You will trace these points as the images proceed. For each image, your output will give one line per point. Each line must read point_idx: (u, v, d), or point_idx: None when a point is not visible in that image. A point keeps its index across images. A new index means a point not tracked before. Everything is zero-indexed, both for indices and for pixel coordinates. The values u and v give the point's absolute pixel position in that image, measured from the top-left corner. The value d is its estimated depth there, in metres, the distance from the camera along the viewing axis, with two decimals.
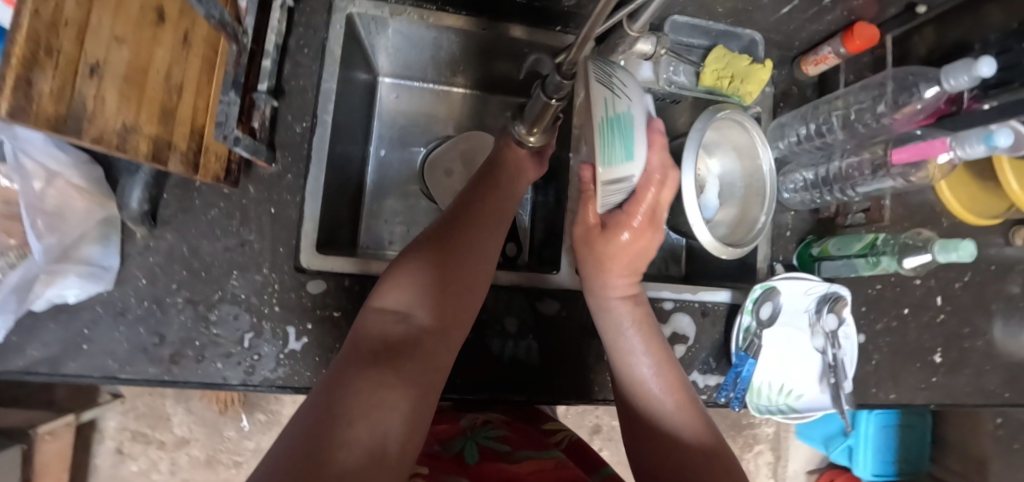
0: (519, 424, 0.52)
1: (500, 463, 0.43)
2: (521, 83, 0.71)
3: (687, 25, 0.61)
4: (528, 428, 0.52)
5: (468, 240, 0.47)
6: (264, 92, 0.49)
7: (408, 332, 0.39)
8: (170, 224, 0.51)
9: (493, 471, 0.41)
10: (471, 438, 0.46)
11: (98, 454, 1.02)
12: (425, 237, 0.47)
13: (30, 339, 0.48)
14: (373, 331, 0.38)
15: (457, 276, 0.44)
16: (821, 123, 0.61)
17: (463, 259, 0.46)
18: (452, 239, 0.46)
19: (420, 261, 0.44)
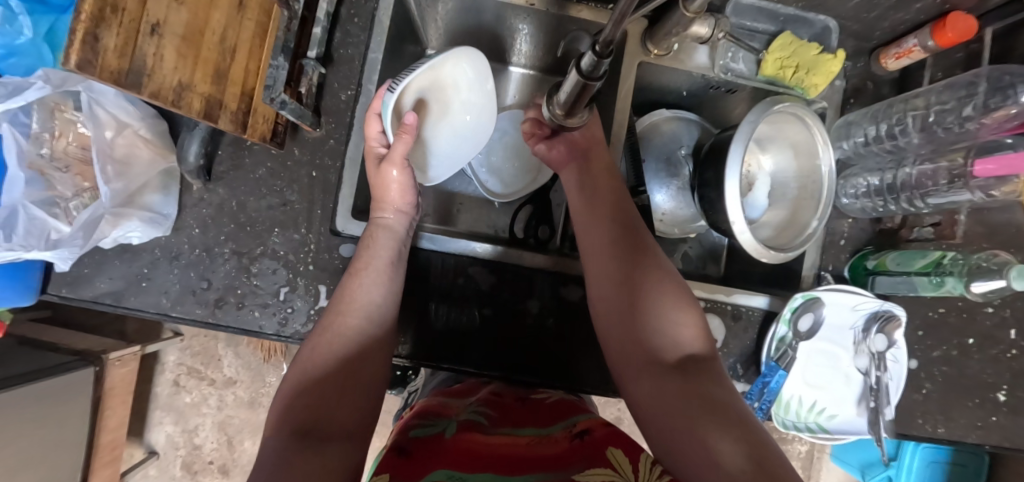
0: (504, 399, 0.52)
1: (477, 435, 0.44)
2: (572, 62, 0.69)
3: (753, 8, 0.56)
4: (517, 401, 0.52)
5: (377, 292, 0.49)
6: (313, 59, 0.51)
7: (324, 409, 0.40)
8: (223, 180, 0.54)
9: (471, 444, 0.42)
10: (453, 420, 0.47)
11: (159, 383, 1.14)
12: (335, 297, 0.48)
13: (100, 272, 0.53)
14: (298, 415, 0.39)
15: (367, 333, 0.46)
16: (894, 124, 0.55)
17: (374, 315, 0.48)
18: (363, 296, 0.48)
19: (330, 326, 0.46)
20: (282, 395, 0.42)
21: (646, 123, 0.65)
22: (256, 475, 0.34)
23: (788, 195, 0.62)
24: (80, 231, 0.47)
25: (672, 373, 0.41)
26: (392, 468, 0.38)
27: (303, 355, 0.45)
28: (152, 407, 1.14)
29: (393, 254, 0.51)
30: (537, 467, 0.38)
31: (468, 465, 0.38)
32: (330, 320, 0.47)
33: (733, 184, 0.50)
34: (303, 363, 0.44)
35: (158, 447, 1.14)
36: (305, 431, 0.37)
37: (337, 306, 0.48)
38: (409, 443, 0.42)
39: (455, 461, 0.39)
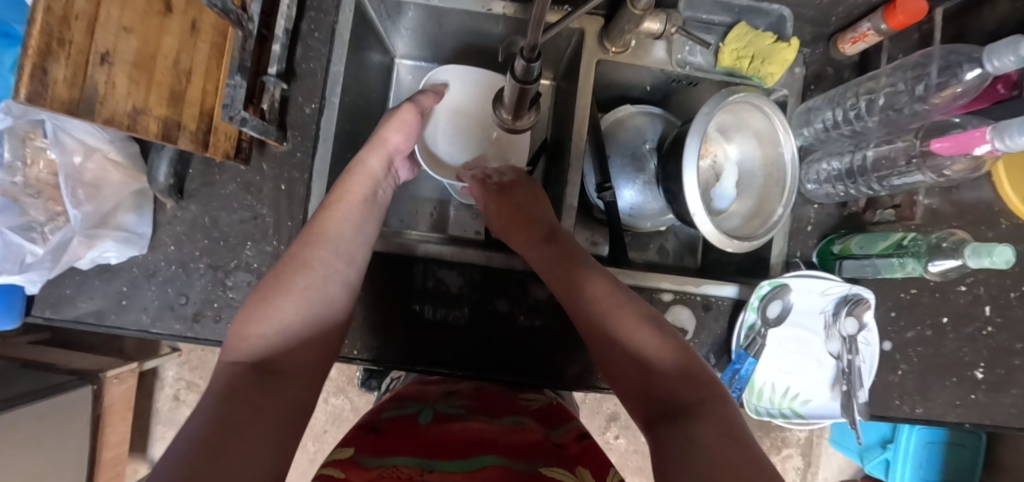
0: (490, 390, 0.54)
1: (451, 424, 0.44)
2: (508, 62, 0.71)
3: (707, 1, 0.57)
4: (500, 394, 0.53)
5: (349, 228, 0.50)
6: (273, 75, 0.52)
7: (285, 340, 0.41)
8: (195, 197, 0.56)
9: (441, 431, 0.43)
10: (429, 406, 0.48)
11: (159, 399, 1.16)
12: (308, 226, 0.49)
13: (80, 293, 0.55)
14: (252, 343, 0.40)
15: (337, 268, 0.47)
16: (850, 108, 0.56)
17: (346, 251, 0.49)
18: (334, 229, 0.49)
19: (294, 261, 0.46)
20: (233, 327, 0.41)
21: (610, 120, 0.66)
22: (205, 402, 0.35)
23: (755, 183, 0.62)
24: (49, 254, 0.50)
25: (675, 427, 0.37)
26: (356, 442, 0.40)
27: (253, 302, 0.43)
28: (154, 422, 1.16)
29: (368, 194, 0.53)
30: (493, 452, 0.39)
31: (431, 450, 0.39)
32: (297, 252, 0.47)
33: (690, 178, 0.51)
34: (264, 291, 0.44)
35: None
36: (260, 365, 0.38)
37: (308, 232, 0.49)
38: (381, 421, 0.44)
39: (422, 445, 0.40)
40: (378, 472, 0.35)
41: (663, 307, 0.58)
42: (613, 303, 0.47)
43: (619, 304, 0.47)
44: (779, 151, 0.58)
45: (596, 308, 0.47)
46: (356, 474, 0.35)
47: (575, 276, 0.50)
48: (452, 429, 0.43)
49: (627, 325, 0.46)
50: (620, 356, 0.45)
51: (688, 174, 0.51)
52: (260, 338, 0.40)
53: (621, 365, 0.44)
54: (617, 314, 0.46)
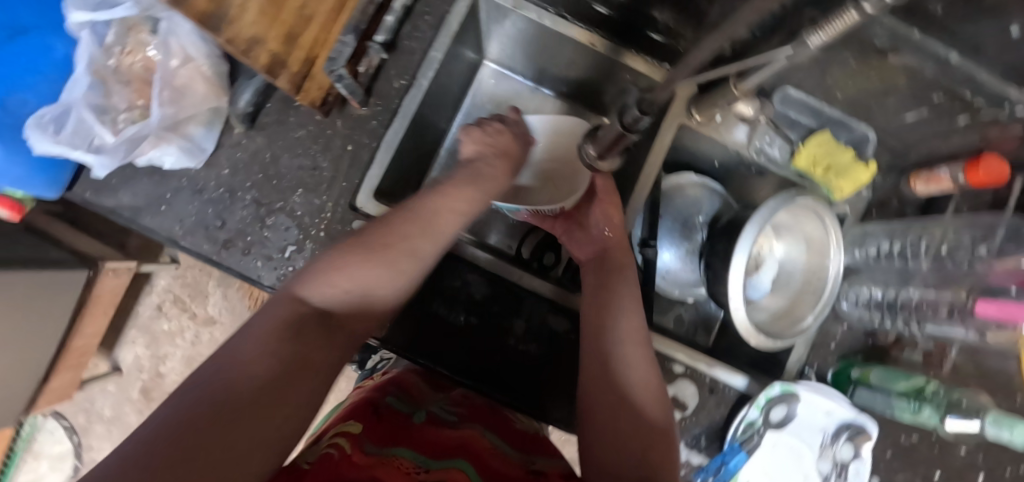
0: (477, 404, 0.54)
1: (442, 428, 0.43)
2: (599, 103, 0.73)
3: (800, 101, 0.58)
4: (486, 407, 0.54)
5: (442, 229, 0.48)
6: (378, 43, 0.54)
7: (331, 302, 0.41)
8: (264, 130, 0.57)
9: (433, 433, 0.42)
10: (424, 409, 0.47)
11: (142, 303, 1.19)
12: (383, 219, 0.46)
13: (125, 186, 0.56)
14: (317, 287, 0.41)
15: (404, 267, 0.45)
16: (907, 244, 0.56)
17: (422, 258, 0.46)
18: (413, 229, 0.46)
19: (383, 245, 0.44)
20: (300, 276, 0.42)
21: (671, 183, 0.66)
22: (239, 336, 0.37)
23: (791, 287, 0.63)
24: (120, 144, 0.51)
25: None
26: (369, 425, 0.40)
27: (320, 266, 0.42)
28: (129, 325, 1.19)
29: (457, 210, 0.50)
30: (461, 457, 0.38)
31: (444, 454, 0.38)
32: (379, 240, 0.44)
33: (740, 259, 0.53)
34: (332, 261, 0.43)
35: (124, 364, 1.19)
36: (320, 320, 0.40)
37: (387, 228, 0.45)
38: (383, 407, 0.44)
39: (419, 445, 0.39)
40: (381, 459, 0.34)
41: (671, 378, 0.58)
42: (622, 310, 0.49)
43: (628, 321, 0.48)
44: (825, 263, 0.59)
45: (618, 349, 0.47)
46: (361, 455, 0.34)
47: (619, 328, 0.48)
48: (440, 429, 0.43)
49: (619, 328, 0.48)
50: (612, 392, 0.45)
51: (737, 258, 0.54)
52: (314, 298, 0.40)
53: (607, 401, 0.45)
54: (624, 328, 0.48)
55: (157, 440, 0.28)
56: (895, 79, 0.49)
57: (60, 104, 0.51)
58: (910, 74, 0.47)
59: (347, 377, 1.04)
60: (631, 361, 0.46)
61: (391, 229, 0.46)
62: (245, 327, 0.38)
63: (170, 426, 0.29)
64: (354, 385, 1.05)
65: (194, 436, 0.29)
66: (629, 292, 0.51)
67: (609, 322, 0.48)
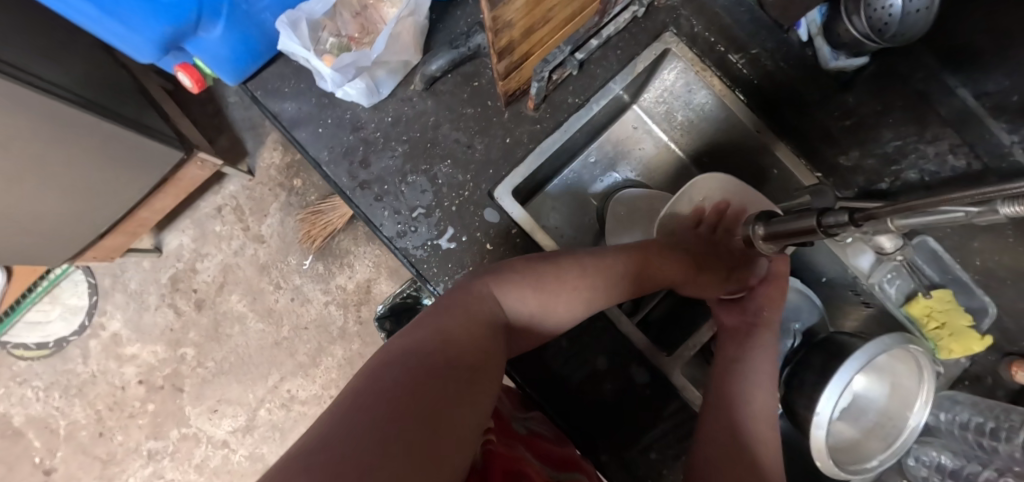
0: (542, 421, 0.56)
1: (548, 443, 0.48)
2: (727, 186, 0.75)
3: (932, 252, 0.60)
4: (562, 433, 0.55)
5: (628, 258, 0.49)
6: (577, 60, 0.57)
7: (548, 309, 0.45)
8: (438, 96, 0.60)
9: (543, 446, 0.46)
10: (516, 420, 0.50)
11: (207, 199, 1.22)
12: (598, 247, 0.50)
13: (294, 97, 0.60)
14: (524, 287, 0.44)
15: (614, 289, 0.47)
16: (999, 423, 0.55)
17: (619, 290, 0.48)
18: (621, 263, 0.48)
19: (576, 261, 0.47)
20: (513, 265, 0.45)
21: None
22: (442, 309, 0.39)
23: (861, 421, 0.62)
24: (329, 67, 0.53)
25: None
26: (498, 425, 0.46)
27: (530, 265, 0.45)
28: (187, 215, 1.22)
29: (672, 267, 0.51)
30: (575, 475, 0.44)
31: (562, 468, 0.44)
32: (575, 257, 0.47)
33: (837, 383, 0.52)
34: (555, 271, 0.45)
35: (166, 248, 1.21)
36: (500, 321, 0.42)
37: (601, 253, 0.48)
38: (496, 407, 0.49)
39: (538, 453, 0.44)
40: (520, 456, 0.41)
41: None
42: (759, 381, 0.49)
43: (760, 400, 0.49)
44: (907, 415, 0.59)
45: (749, 412, 0.48)
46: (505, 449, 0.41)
47: (744, 390, 0.49)
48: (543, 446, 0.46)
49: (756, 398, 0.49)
50: (736, 458, 0.46)
51: (832, 384, 0.52)
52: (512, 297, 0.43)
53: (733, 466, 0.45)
54: (759, 403, 0.49)
55: (398, 358, 0.32)
56: None
57: (299, 9, 0.53)
58: None
59: None
60: (761, 439, 0.47)
61: (584, 253, 0.48)
62: (451, 295, 0.42)
63: (410, 360, 0.32)
64: None
65: (408, 404, 0.28)
66: (769, 368, 0.50)
67: (745, 388, 0.49)
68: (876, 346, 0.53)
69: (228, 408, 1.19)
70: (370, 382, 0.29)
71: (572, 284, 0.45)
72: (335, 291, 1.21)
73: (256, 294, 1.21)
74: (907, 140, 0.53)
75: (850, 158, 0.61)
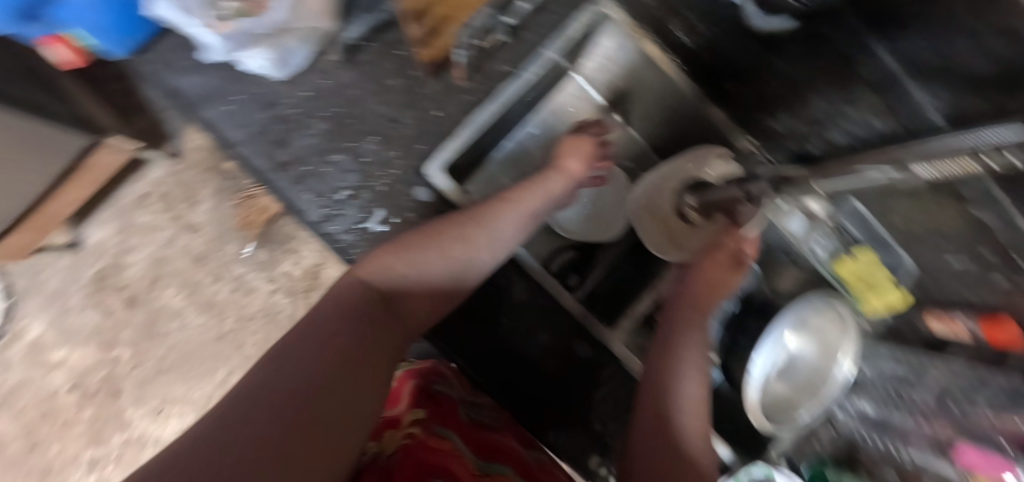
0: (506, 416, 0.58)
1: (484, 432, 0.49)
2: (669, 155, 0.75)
3: (859, 215, 0.61)
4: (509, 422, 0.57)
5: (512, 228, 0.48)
6: (504, 24, 0.54)
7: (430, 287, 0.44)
8: (359, 67, 0.56)
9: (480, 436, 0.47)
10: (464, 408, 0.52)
11: (130, 188, 1.13)
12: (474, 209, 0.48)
13: (200, 72, 0.55)
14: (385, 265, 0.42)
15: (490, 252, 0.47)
16: (914, 375, 0.60)
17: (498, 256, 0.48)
18: (492, 225, 0.47)
19: (452, 230, 0.46)
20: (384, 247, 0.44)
21: None
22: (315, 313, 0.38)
23: (793, 378, 0.65)
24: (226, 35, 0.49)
25: None
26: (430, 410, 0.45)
27: (410, 238, 0.45)
28: (108, 206, 1.12)
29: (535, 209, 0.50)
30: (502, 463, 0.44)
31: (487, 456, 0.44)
32: (452, 226, 0.46)
33: (763, 345, 0.56)
34: (425, 241, 0.45)
35: (88, 243, 1.12)
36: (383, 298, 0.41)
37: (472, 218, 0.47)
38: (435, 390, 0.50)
39: (470, 442, 0.44)
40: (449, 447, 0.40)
41: None
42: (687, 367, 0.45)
43: (691, 379, 0.44)
44: (832, 369, 0.63)
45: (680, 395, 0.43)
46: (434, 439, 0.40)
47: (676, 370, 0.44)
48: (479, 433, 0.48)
49: (684, 385, 0.44)
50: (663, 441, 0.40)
51: (758, 349, 0.57)
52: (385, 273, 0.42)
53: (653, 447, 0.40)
54: (689, 392, 0.43)
55: (234, 410, 0.29)
56: None
57: None
58: None
59: None
60: (690, 417, 0.42)
61: (455, 223, 0.46)
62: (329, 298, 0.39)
63: (241, 407, 0.29)
64: None
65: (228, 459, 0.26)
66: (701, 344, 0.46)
67: (675, 367, 0.44)
68: (795, 309, 0.58)
69: (173, 408, 1.12)
70: (188, 444, 0.27)
71: (439, 251, 0.44)
72: (280, 279, 1.15)
73: (194, 287, 1.13)
74: (830, 103, 0.53)
75: (781, 123, 0.61)
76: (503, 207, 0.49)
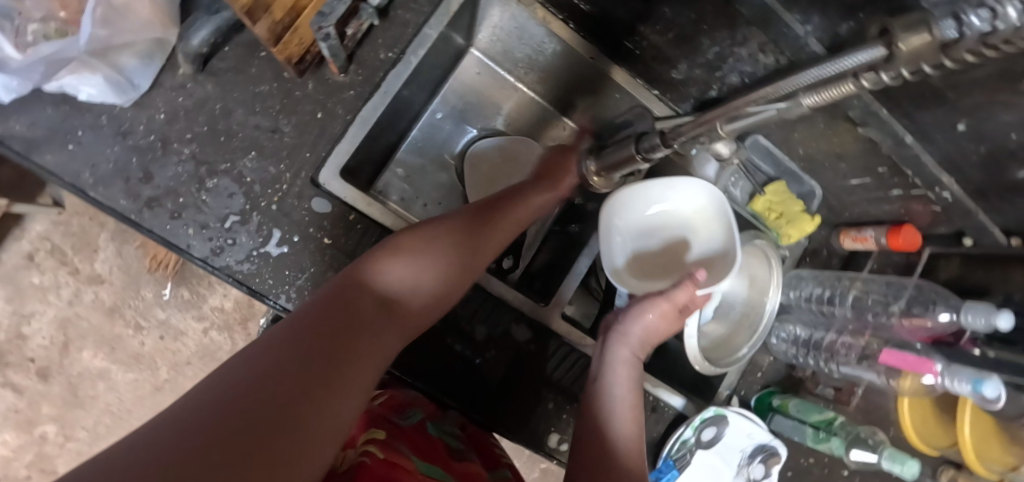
0: (473, 426, 0.53)
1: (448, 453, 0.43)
2: (579, 121, 0.73)
3: (765, 149, 0.63)
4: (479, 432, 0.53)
5: (490, 249, 0.48)
6: (371, 7, 0.49)
7: (416, 293, 0.40)
8: (217, 77, 0.49)
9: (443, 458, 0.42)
10: (432, 421, 0.48)
11: (7, 249, 0.98)
12: (454, 217, 0.46)
13: (17, 111, 0.45)
14: (380, 271, 0.39)
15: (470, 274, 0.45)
16: (835, 293, 0.63)
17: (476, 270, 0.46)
18: (486, 228, 0.48)
19: (438, 241, 0.43)
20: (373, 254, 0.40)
21: None
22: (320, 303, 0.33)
23: (730, 317, 0.66)
24: (35, 63, 0.43)
25: None
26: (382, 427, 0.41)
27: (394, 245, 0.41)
28: None
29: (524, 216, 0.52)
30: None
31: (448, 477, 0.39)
32: (440, 237, 0.44)
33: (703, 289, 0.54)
34: (414, 246, 0.42)
35: None
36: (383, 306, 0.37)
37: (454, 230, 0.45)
38: (398, 421, 0.44)
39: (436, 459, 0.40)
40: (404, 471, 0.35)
41: None
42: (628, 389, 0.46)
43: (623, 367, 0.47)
44: (764, 300, 0.64)
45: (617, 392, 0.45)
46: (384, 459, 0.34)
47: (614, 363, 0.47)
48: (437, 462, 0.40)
49: (620, 417, 0.43)
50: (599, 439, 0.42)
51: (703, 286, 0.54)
52: (375, 281, 0.38)
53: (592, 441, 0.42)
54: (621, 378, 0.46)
55: (221, 398, 0.21)
56: (852, 147, 0.54)
57: None
58: (868, 146, 0.53)
59: None
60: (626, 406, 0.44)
61: (445, 228, 0.44)
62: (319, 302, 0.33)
63: (225, 395, 0.22)
64: None
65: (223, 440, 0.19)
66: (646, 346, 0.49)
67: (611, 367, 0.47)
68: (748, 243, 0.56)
69: None
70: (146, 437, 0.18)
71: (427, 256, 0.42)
72: (210, 315, 1.06)
73: (113, 343, 1.02)
74: (722, 45, 0.52)
75: (680, 71, 0.61)
76: (483, 216, 0.48)
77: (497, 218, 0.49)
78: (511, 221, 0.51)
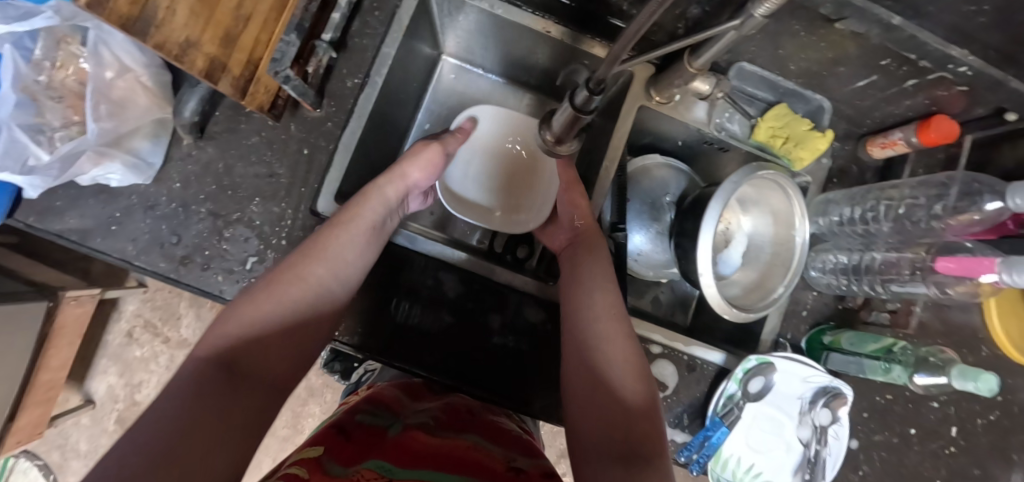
0: (456, 405, 0.50)
1: (421, 434, 0.42)
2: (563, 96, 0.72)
3: (755, 76, 0.58)
4: (468, 412, 0.49)
5: (354, 252, 0.48)
6: (325, 42, 0.54)
7: (281, 328, 0.42)
8: (215, 140, 0.56)
9: (411, 442, 0.40)
10: (401, 420, 0.44)
11: (111, 331, 1.14)
12: (308, 242, 0.47)
13: (70, 208, 0.53)
14: (241, 321, 0.41)
15: (342, 283, 0.47)
16: (867, 209, 0.57)
17: (343, 274, 0.47)
18: (341, 236, 0.47)
19: (294, 269, 0.45)
20: (233, 304, 0.42)
21: (637, 165, 0.67)
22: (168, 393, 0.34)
23: (761, 258, 0.63)
24: (56, 162, 0.49)
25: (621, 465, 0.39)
26: (327, 443, 0.37)
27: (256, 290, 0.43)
28: (100, 355, 1.14)
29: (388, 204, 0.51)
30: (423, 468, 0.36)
31: (411, 461, 0.37)
32: (296, 264, 0.45)
33: (707, 237, 0.52)
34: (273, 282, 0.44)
35: (97, 396, 1.14)
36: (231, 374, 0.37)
37: (309, 248, 0.46)
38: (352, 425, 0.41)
39: (393, 452, 0.38)
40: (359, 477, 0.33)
41: (649, 359, 0.58)
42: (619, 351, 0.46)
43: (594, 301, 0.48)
44: (791, 234, 0.59)
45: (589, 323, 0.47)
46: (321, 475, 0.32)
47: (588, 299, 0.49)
48: (397, 457, 0.37)
49: (624, 383, 0.44)
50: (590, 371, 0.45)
51: (704, 233, 0.52)
52: (226, 335, 0.40)
53: (583, 380, 0.45)
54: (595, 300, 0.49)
55: None
56: (845, 47, 0.50)
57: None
58: (860, 41, 0.48)
59: (331, 388, 1.02)
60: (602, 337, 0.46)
61: (299, 256, 0.46)
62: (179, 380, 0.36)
63: None
64: (338, 396, 1.02)
65: None
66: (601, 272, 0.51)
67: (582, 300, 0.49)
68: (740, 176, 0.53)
69: None
70: None
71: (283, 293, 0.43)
72: None
73: None
74: None
75: None
76: (335, 222, 0.48)
77: (348, 216, 0.48)
78: (369, 216, 0.49)
